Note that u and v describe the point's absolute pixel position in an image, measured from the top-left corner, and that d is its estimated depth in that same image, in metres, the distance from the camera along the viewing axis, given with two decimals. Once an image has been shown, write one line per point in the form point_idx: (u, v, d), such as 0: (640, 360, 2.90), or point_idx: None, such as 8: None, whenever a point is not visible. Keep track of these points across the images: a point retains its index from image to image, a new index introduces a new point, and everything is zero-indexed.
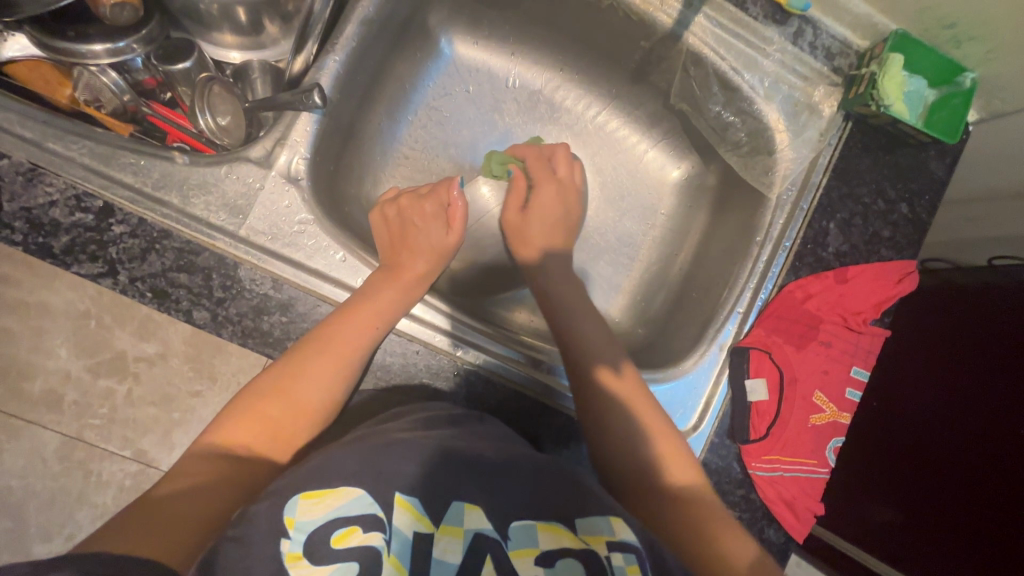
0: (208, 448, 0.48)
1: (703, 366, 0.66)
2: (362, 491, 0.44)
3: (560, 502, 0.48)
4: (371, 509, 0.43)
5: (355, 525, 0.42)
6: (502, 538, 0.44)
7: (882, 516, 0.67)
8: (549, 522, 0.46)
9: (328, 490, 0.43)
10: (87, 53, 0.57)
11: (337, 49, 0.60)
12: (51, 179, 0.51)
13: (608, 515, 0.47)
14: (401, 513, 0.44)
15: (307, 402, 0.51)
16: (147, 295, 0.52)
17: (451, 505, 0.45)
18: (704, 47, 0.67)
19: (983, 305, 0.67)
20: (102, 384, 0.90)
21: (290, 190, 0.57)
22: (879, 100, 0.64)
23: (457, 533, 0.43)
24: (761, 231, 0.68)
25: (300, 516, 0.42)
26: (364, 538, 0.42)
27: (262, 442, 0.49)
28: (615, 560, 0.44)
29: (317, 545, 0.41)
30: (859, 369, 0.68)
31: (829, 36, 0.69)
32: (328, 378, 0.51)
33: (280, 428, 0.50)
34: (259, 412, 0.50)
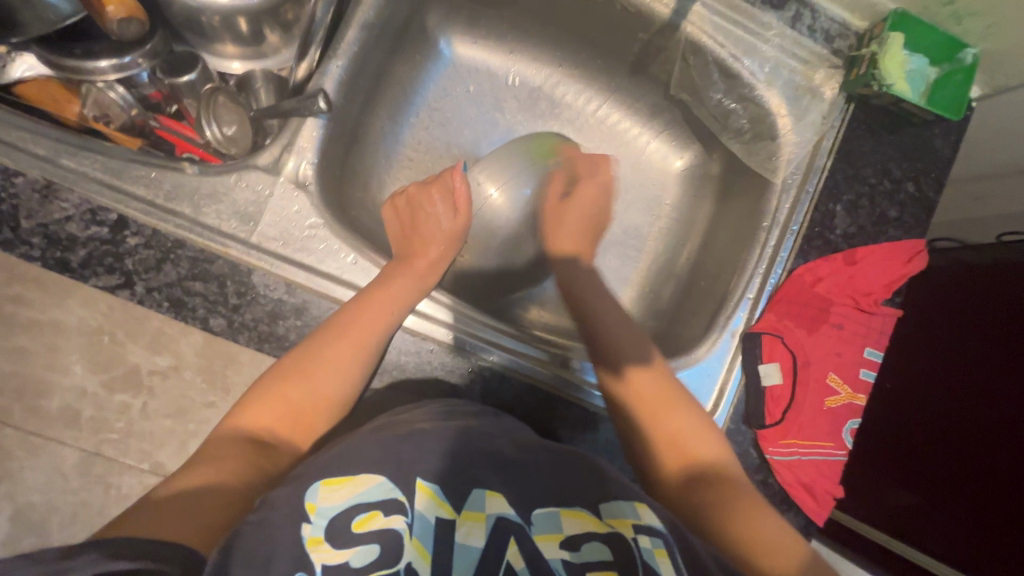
0: (232, 432, 0.49)
1: (715, 354, 0.66)
2: (383, 478, 0.44)
3: (580, 486, 0.48)
4: (392, 493, 0.44)
5: (377, 510, 0.43)
6: (525, 523, 0.44)
7: (900, 499, 0.67)
8: (571, 507, 0.46)
9: (348, 477, 0.44)
10: (94, 71, 0.59)
11: (339, 54, 0.61)
12: (66, 195, 0.52)
13: (632, 500, 0.48)
14: (423, 497, 0.44)
15: (326, 390, 0.52)
16: (164, 304, 0.53)
17: (471, 493, 0.45)
18: (703, 35, 0.67)
19: (992, 279, 0.66)
20: (117, 399, 0.84)
21: (299, 196, 0.58)
22: (881, 79, 0.64)
23: (479, 518, 0.44)
24: (768, 216, 0.68)
25: (321, 501, 0.42)
26: (385, 522, 0.42)
27: (282, 428, 0.50)
28: (642, 542, 0.43)
29: (338, 530, 0.41)
30: (873, 350, 0.68)
31: (827, 19, 0.69)
32: (346, 367, 0.52)
33: (301, 413, 0.51)
34: (280, 396, 0.51)
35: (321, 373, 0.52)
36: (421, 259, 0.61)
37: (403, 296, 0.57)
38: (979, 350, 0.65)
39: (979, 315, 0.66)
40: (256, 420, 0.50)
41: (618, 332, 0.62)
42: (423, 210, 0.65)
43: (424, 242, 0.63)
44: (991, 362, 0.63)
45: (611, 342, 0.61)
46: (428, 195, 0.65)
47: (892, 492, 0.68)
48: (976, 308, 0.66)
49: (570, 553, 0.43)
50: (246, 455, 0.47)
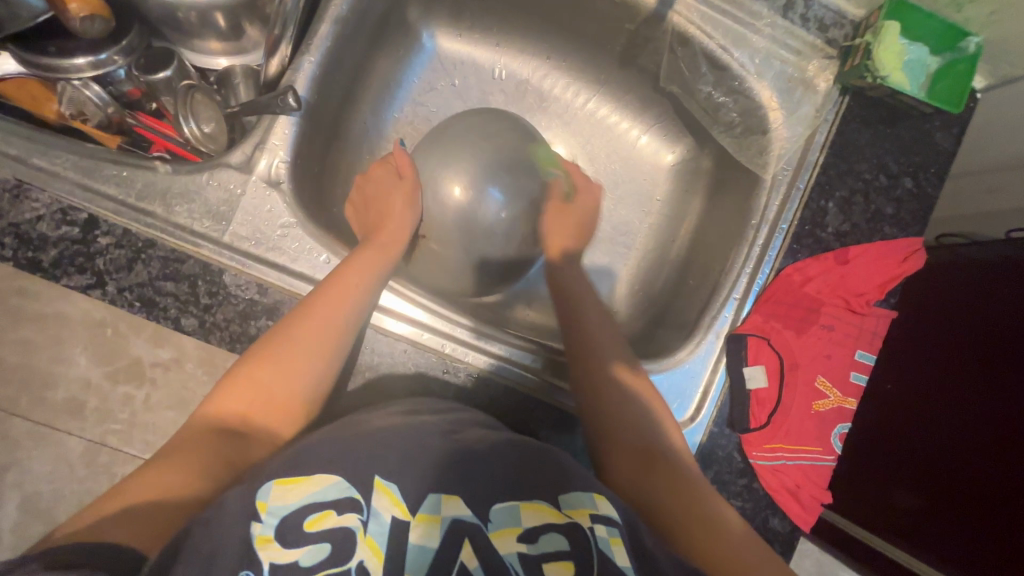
0: (206, 418, 0.47)
1: (699, 355, 0.65)
2: (339, 478, 0.43)
3: (541, 481, 0.46)
4: (346, 492, 0.42)
5: (329, 509, 0.41)
6: (480, 522, 0.42)
7: (905, 504, 0.61)
8: (530, 502, 0.45)
9: (302, 476, 0.42)
10: (70, 68, 0.58)
11: (312, 49, 0.59)
12: (37, 194, 0.52)
13: (592, 491, 0.46)
14: (380, 495, 0.43)
15: (297, 377, 0.49)
16: (135, 304, 0.53)
17: (426, 497, 0.43)
18: (690, 25, 0.65)
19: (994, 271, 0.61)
20: (121, 391, 0.81)
21: (271, 195, 0.57)
22: (874, 71, 0.61)
23: (435, 520, 0.42)
24: (756, 214, 0.66)
25: (273, 500, 0.40)
26: (338, 520, 0.40)
27: (257, 411, 0.48)
28: (599, 531, 0.42)
29: (291, 528, 0.39)
30: (864, 353, 0.66)
31: (822, 7, 0.66)
32: (318, 352, 0.51)
33: (270, 392, 0.49)
34: (251, 375, 0.49)
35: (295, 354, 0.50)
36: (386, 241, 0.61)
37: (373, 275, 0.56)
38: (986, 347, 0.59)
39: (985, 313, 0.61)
40: (226, 404, 0.48)
41: (599, 335, 0.60)
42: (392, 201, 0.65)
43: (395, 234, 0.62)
44: (997, 358, 0.58)
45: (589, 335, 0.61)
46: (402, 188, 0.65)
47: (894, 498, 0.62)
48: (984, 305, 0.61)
49: (525, 547, 0.41)
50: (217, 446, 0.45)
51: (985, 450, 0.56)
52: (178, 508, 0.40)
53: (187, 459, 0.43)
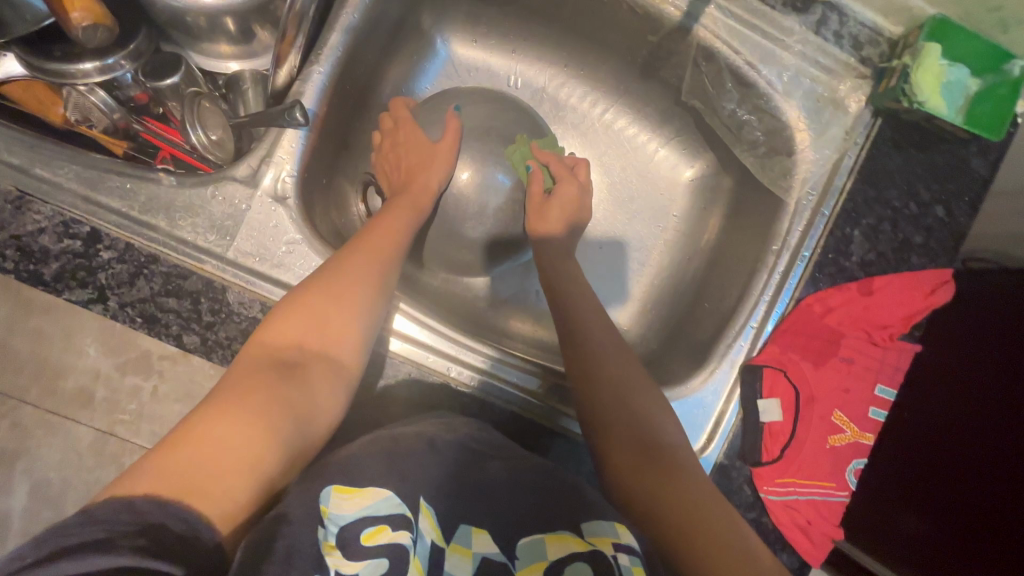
0: (268, 345, 0.45)
1: (711, 385, 0.62)
2: (391, 493, 0.42)
3: (570, 505, 0.46)
4: (399, 509, 0.42)
5: (384, 525, 0.40)
6: (508, 560, 0.42)
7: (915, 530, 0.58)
8: (555, 532, 0.44)
9: (360, 487, 0.42)
10: (76, 73, 0.56)
11: (321, 60, 0.58)
12: (39, 206, 0.51)
13: (612, 520, 0.45)
14: (424, 518, 0.43)
15: (348, 312, 0.49)
16: (136, 321, 0.52)
17: (458, 527, 0.44)
18: (716, 40, 0.62)
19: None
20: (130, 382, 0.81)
21: (277, 211, 0.55)
22: (912, 95, 0.57)
23: (467, 554, 0.42)
24: (778, 239, 0.63)
25: (334, 507, 0.40)
26: (392, 536, 0.40)
27: (311, 336, 0.47)
28: (621, 559, 0.41)
29: (350, 540, 0.39)
30: (884, 388, 0.64)
31: (857, 23, 0.62)
32: (366, 287, 0.51)
33: (328, 317, 0.48)
34: (305, 302, 0.48)
35: (346, 284, 0.50)
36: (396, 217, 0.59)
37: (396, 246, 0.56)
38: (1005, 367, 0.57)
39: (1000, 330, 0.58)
40: (285, 332, 0.46)
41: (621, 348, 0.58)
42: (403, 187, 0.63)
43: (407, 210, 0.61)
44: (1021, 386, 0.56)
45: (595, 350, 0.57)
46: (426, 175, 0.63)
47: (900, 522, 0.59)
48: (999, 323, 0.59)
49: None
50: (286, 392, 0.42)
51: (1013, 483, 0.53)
52: (242, 477, 0.37)
53: (252, 394, 0.41)
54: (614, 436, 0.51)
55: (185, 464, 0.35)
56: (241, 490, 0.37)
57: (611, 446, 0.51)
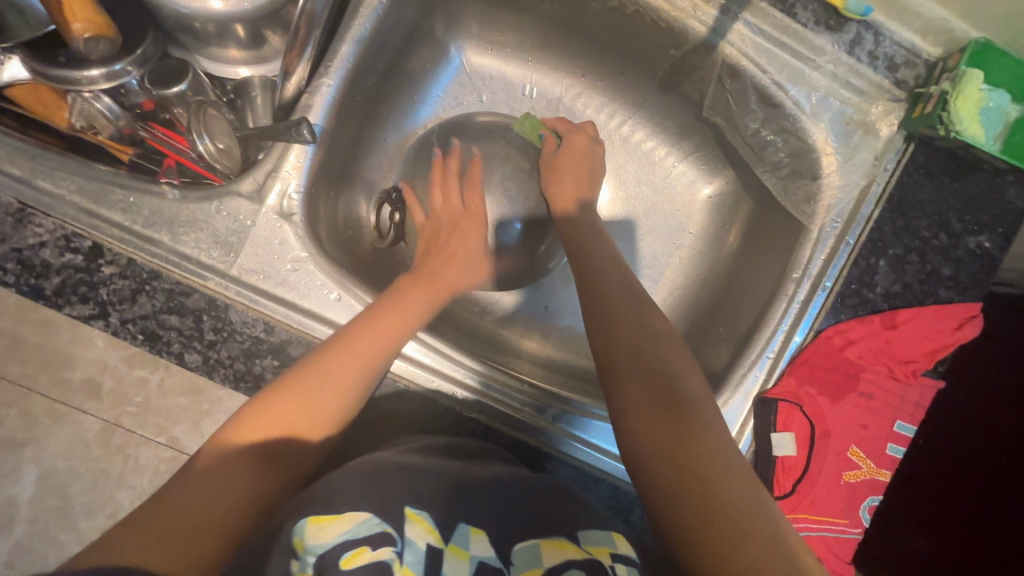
0: (287, 383, 0.46)
1: (726, 415, 0.60)
2: (370, 514, 0.42)
3: (563, 516, 0.47)
4: (377, 527, 0.41)
5: (363, 545, 0.38)
6: (503, 566, 0.42)
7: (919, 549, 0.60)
8: (548, 539, 0.44)
9: (336, 514, 0.41)
10: (83, 79, 0.55)
11: (331, 72, 0.56)
12: (40, 220, 0.50)
13: (610, 531, 0.47)
14: (412, 524, 0.43)
15: (356, 383, 0.47)
16: (138, 337, 0.51)
17: (456, 527, 0.45)
18: (743, 58, 0.59)
19: None
20: (133, 377, 0.79)
21: (282, 227, 0.54)
22: (950, 123, 0.55)
23: (464, 556, 0.42)
24: (798, 267, 0.61)
25: (310, 538, 0.39)
26: (374, 556, 0.38)
27: (310, 400, 0.45)
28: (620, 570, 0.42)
29: (326, 560, 0.37)
30: (904, 424, 0.61)
31: (893, 43, 0.59)
32: (378, 350, 0.49)
33: (358, 360, 0.48)
34: (316, 367, 0.47)
35: (358, 349, 0.48)
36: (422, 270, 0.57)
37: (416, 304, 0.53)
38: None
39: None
40: (308, 373, 0.46)
41: None
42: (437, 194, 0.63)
43: (435, 249, 0.59)
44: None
45: (613, 297, 0.53)
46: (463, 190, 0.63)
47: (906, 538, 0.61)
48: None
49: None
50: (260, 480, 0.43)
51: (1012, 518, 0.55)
52: (206, 531, 0.39)
53: (230, 459, 0.42)
54: (626, 379, 0.47)
55: (148, 529, 0.37)
56: (196, 562, 0.37)
57: (623, 392, 0.47)
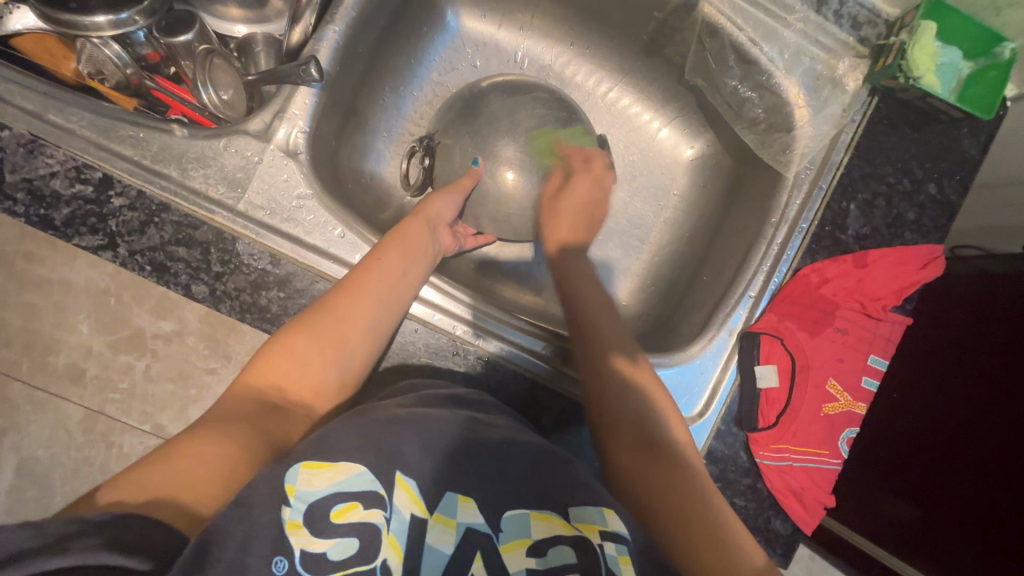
0: (279, 345, 0.48)
1: (710, 351, 0.64)
2: (363, 468, 0.40)
3: (554, 485, 0.45)
4: (371, 486, 0.40)
5: (356, 502, 0.39)
6: (493, 534, 0.41)
7: (897, 512, 0.63)
8: (541, 510, 0.43)
9: (331, 462, 0.39)
10: (88, 26, 0.56)
11: (336, 19, 0.59)
12: (51, 151, 0.51)
13: (602, 506, 0.44)
14: (400, 492, 0.41)
15: (329, 364, 0.49)
16: (146, 268, 0.52)
17: (444, 495, 0.42)
18: (720, 17, 0.64)
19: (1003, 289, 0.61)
20: (121, 360, 0.85)
21: (288, 164, 0.56)
22: (908, 71, 0.60)
23: (451, 524, 0.41)
24: (776, 212, 0.65)
25: (301, 484, 0.38)
26: (364, 515, 0.38)
27: (291, 381, 0.47)
28: (607, 549, 0.41)
29: (318, 516, 0.37)
30: (876, 358, 0.66)
31: (856, 5, 0.65)
32: (343, 338, 0.49)
33: (337, 327, 0.49)
34: (287, 348, 0.48)
35: (325, 334, 0.49)
36: (388, 252, 0.55)
37: (391, 275, 0.53)
38: (993, 372, 0.59)
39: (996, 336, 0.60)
40: (297, 334, 0.49)
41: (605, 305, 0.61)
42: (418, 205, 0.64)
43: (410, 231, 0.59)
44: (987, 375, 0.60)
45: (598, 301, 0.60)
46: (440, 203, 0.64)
47: (880, 506, 0.64)
48: (995, 329, 0.60)
49: (534, 561, 0.40)
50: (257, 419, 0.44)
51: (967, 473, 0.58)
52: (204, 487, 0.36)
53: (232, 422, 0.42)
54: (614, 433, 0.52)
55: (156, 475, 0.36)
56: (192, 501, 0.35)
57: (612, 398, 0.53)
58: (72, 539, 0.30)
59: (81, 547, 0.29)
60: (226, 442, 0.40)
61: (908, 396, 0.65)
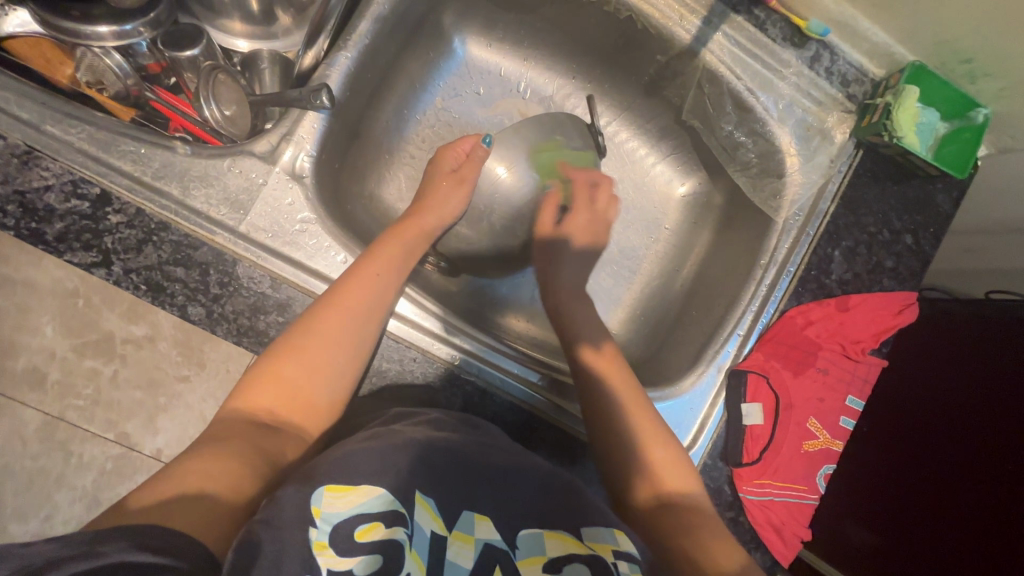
0: (279, 347, 0.49)
1: (699, 387, 0.66)
2: (384, 490, 0.40)
3: (561, 512, 0.46)
4: (392, 505, 0.40)
5: (378, 521, 0.38)
6: (509, 548, 0.42)
7: (862, 538, 0.70)
8: (553, 530, 0.44)
9: (354, 485, 0.40)
10: (92, 36, 0.55)
11: (349, 45, 0.59)
12: (48, 163, 0.50)
13: (611, 527, 0.46)
14: (421, 510, 0.41)
15: (319, 383, 0.48)
16: (141, 288, 0.51)
17: (462, 513, 0.43)
18: (721, 65, 0.66)
19: (972, 332, 0.66)
20: (88, 365, 0.87)
21: (293, 187, 0.56)
22: (892, 130, 0.64)
23: (469, 539, 0.41)
24: (766, 254, 0.68)
25: (326, 506, 0.38)
26: (387, 533, 0.38)
27: (284, 407, 0.47)
28: (621, 566, 0.42)
29: (343, 536, 0.37)
30: (855, 399, 0.68)
31: (846, 62, 0.69)
32: (330, 358, 0.49)
33: (340, 318, 0.50)
34: (274, 373, 0.48)
35: (309, 355, 0.48)
36: (389, 274, 0.54)
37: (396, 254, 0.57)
38: (981, 418, 0.62)
39: (990, 383, 0.62)
40: (298, 334, 0.49)
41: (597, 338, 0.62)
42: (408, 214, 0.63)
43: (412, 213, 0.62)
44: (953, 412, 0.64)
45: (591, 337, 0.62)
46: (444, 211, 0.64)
47: (848, 530, 0.72)
48: (987, 375, 0.63)
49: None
50: (253, 436, 0.44)
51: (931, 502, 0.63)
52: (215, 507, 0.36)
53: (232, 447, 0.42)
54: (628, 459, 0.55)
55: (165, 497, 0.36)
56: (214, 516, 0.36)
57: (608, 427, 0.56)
58: (106, 541, 0.29)
59: (115, 549, 0.29)
60: (232, 460, 0.40)
61: (894, 431, 0.69)
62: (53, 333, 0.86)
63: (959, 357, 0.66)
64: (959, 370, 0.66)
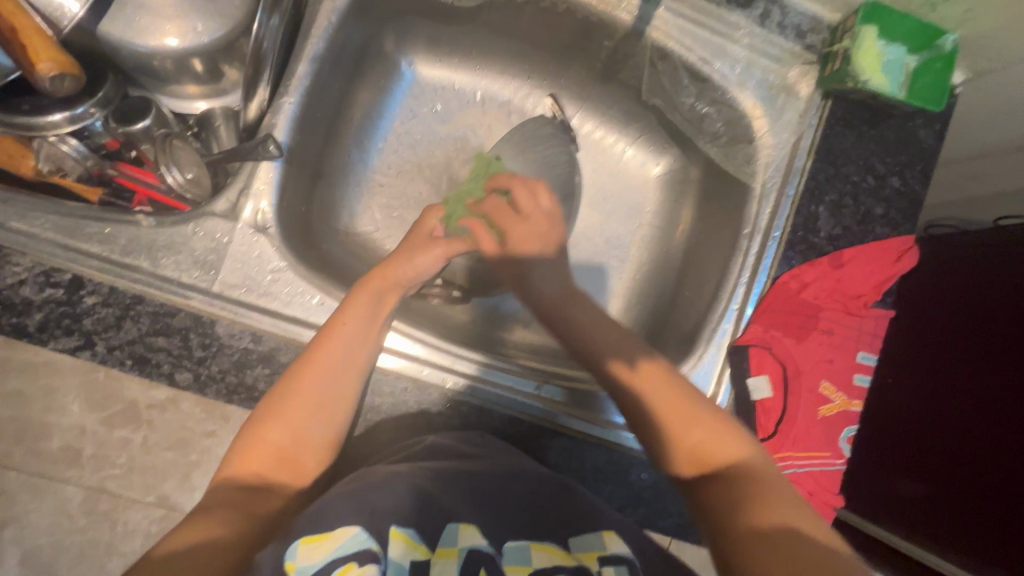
0: (265, 409, 0.47)
1: (702, 369, 0.64)
2: (358, 528, 0.39)
3: (560, 519, 0.47)
4: (365, 543, 0.39)
5: (351, 562, 0.37)
6: (496, 552, 0.42)
7: (913, 492, 0.62)
8: (540, 542, 0.44)
9: (328, 533, 0.39)
10: (45, 125, 0.55)
11: (291, 91, 0.61)
12: (18, 258, 0.51)
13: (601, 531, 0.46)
14: (397, 543, 0.40)
15: (306, 436, 0.47)
16: (127, 361, 0.53)
17: (445, 529, 0.42)
18: (669, 40, 0.65)
19: (988, 263, 0.61)
20: (117, 435, 0.87)
21: (259, 240, 0.57)
22: (855, 75, 0.62)
23: (452, 554, 0.41)
24: (748, 223, 0.66)
25: (301, 559, 0.37)
26: (360, 572, 0.36)
27: (273, 468, 0.45)
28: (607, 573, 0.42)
29: None
30: (865, 355, 0.68)
31: (798, 14, 0.67)
32: (316, 421, 0.47)
33: (331, 379, 0.48)
34: (259, 439, 0.46)
35: (293, 415, 0.46)
36: (363, 318, 0.51)
37: (380, 305, 0.53)
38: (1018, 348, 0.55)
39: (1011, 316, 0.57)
40: (285, 394, 0.47)
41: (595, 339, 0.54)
42: (386, 258, 0.57)
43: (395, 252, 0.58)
44: (992, 347, 0.58)
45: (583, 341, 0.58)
46: (412, 258, 0.56)
47: (897, 484, 0.64)
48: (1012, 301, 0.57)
49: None
50: (242, 502, 0.43)
51: (979, 446, 0.56)
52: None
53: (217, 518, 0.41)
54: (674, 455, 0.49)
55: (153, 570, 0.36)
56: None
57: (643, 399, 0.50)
58: None
59: None
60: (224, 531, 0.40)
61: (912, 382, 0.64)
62: (79, 410, 0.86)
63: (969, 294, 0.62)
64: (983, 304, 0.60)
